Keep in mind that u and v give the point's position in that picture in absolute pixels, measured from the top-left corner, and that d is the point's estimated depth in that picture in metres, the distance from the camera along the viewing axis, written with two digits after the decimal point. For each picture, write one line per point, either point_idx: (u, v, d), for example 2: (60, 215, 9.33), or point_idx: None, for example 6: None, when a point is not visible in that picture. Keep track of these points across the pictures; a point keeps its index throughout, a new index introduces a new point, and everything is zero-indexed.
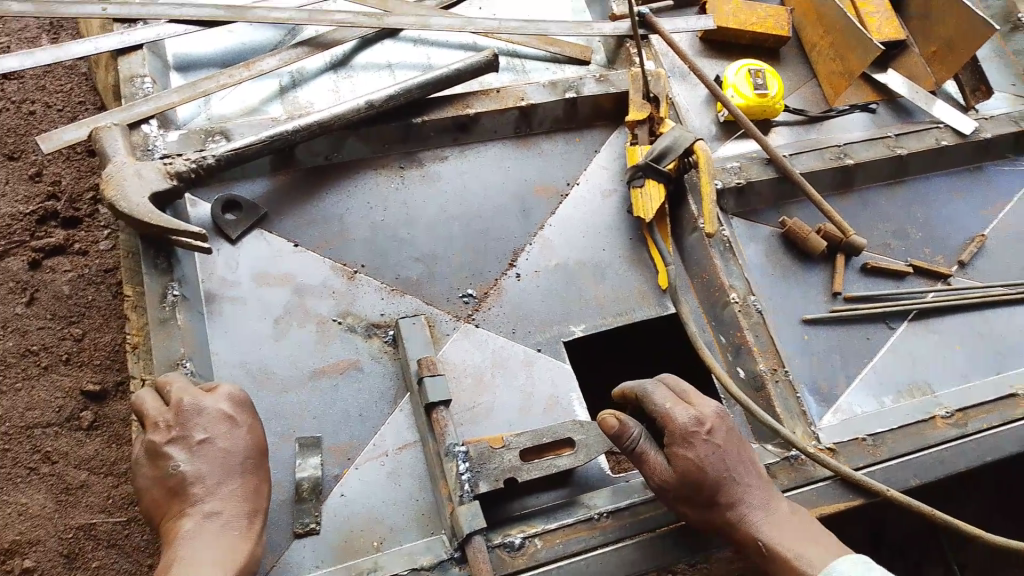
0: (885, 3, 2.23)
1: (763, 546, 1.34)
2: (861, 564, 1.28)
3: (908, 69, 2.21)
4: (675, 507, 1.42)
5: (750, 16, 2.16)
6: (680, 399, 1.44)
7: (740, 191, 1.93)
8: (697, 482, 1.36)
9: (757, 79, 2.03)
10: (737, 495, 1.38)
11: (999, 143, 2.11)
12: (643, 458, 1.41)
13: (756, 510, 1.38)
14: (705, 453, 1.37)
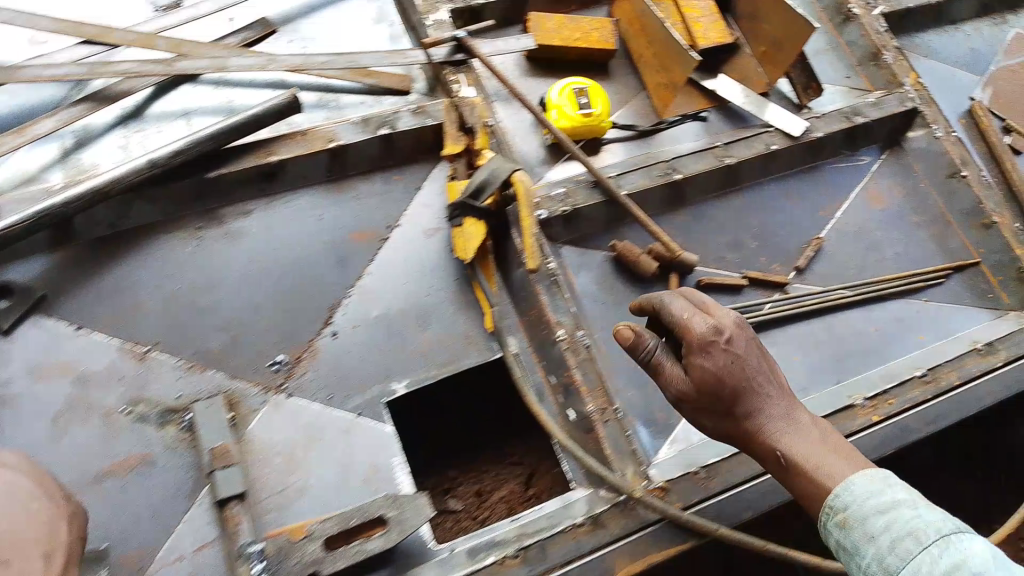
0: (710, 2, 2.19)
1: (782, 458, 1.28)
2: (878, 477, 1.18)
3: (738, 73, 2.20)
4: (696, 418, 1.39)
5: (574, 31, 2.09)
6: (696, 307, 1.39)
7: (567, 218, 1.87)
8: (712, 392, 1.32)
9: (581, 99, 2.00)
10: (759, 404, 1.32)
11: (832, 140, 2.10)
12: (660, 370, 1.38)
13: (777, 420, 1.32)
14: (721, 361, 1.31)
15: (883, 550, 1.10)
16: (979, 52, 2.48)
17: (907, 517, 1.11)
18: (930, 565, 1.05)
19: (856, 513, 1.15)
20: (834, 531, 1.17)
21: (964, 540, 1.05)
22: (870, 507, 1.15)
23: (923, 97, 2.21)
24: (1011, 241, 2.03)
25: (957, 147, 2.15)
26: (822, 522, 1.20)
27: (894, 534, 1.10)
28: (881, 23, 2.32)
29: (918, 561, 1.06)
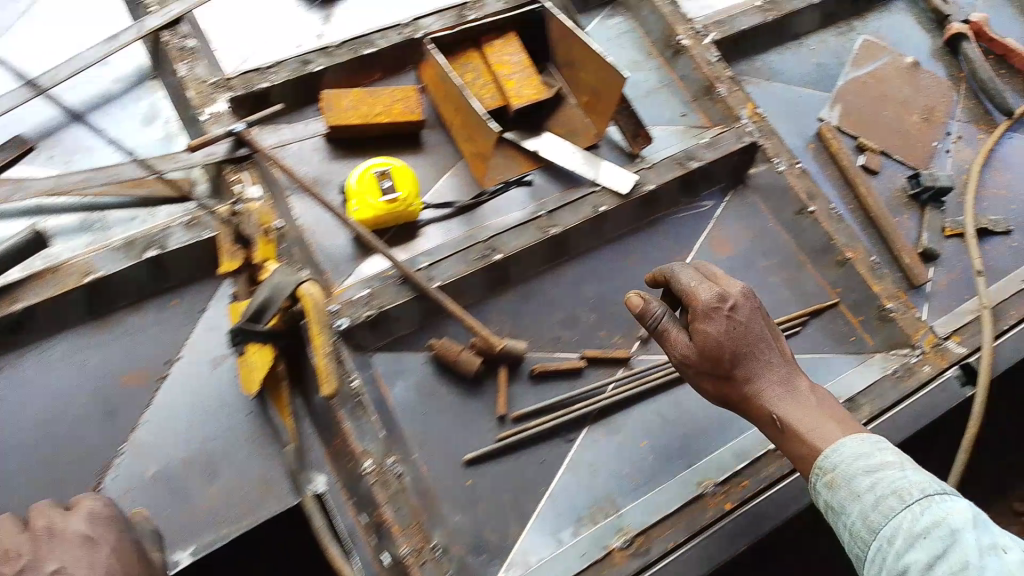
0: (524, 53, 2.02)
1: (778, 420, 1.40)
2: (867, 442, 1.30)
3: (562, 125, 2.06)
4: (696, 382, 1.50)
5: (375, 104, 1.91)
6: (702, 276, 1.49)
7: (374, 322, 1.67)
8: (716, 357, 1.43)
9: (383, 181, 1.79)
10: (758, 370, 1.43)
11: (667, 193, 1.99)
12: (666, 334, 1.49)
13: (772, 386, 1.44)
14: (724, 329, 1.42)
15: (867, 509, 1.22)
16: (826, 65, 2.30)
17: (892, 479, 1.23)
18: (910, 522, 1.17)
19: (845, 473, 1.28)
20: (825, 492, 1.29)
21: (943, 499, 1.17)
22: (859, 470, 1.27)
23: (763, 130, 2.08)
24: (865, 278, 1.91)
25: (802, 180, 2.02)
26: (814, 481, 1.32)
27: (879, 495, 1.22)
28: (713, 52, 2.17)
29: (899, 518, 1.18)
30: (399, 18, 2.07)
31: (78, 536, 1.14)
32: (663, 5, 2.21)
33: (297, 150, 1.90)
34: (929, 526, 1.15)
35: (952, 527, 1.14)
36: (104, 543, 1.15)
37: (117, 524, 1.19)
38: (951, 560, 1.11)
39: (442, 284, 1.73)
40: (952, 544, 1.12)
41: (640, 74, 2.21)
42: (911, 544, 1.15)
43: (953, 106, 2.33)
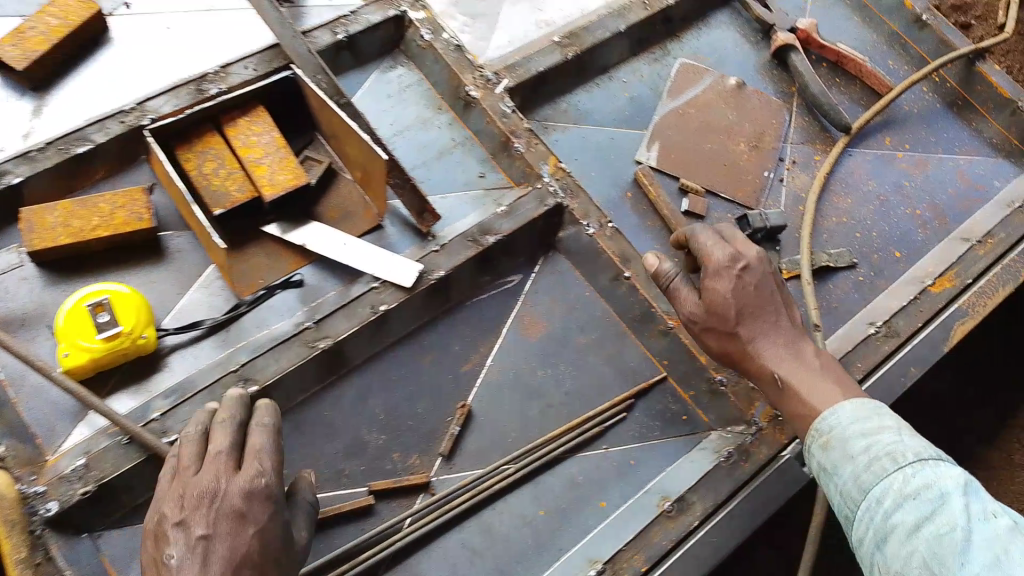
0: (275, 131, 1.76)
1: (779, 379, 1.50)
2: (866, 407, 1.36)
3: (337, 207, 1.80)
4: (703, 340, 1.60)
5: (90, 216, 1.61)
6: (716, 239, 1.61)
7: (93, 497, 1.36)
8: (721, 312, 1.54)
9: (99, 316, 1.49)
10: (760, 330, 1.54)
11: (460, 277, 1.74)
12: (677, 292, 1.61)
13: (774, 347, 1.54)
14: (732, 285, 1.54)
15: (859, 470, 1.27)
16: (640, 98, 2.08)
17: (888, 443, 1.27)
18: (902, 483, 1.21)
19: (840, 436, 1.34)
20: (822, 454, 1.35)
21: (937, 464, 1.20)
22: (855, 433, 1.32)
23: (568, 187, 1.85)
24: (691, 349, 1.71)
25: (613, 242, 1.80)
26: (812, 444, 1.38)
27: (873, 456, 1.26)
28: (507, 102, 1.92)
29: (891, 479, 1.22)
30: (127, 103, 1.79)
31: (230, 509, 1.21)
32: (445, 51, 1.95)
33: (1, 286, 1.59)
34: (919, 487, 1.18)
35: (942, 492, 1.17)
36: (251, 522, 1.21)
37: (273, 506, 1.25)
38: (936, 521, 1.14)
39: (179, 437, 1.42)
40: (941, 507, 1.15)
41: (431, 133, 1.94)
42: (900, 504, 1.19)
43: (786, 128, 2.09)
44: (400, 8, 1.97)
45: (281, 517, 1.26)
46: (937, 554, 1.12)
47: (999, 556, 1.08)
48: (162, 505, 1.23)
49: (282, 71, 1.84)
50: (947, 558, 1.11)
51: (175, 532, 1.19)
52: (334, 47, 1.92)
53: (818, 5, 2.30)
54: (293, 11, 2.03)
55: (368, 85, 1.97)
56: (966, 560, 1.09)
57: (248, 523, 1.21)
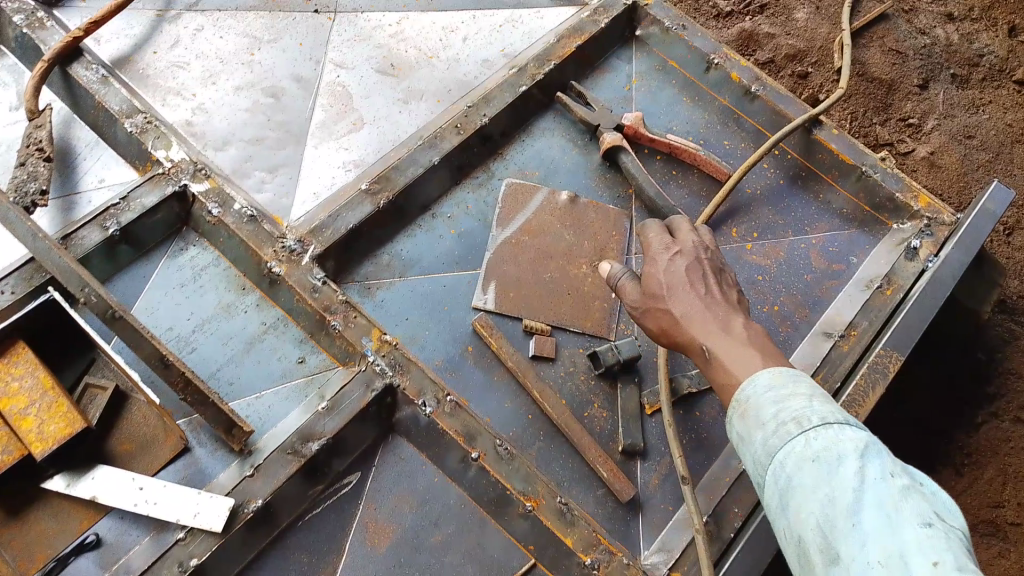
0: (40, 368, 1.52)
1: (707, 350, 1.46)
2: (783, 376, 1.30)
3: (130, 436, 1.57)
4: (645, 328, 1.60)
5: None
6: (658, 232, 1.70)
7: None
8: (657, 290, 1.59)
9: None
10: (692, 303, 1.54)
11: (284, 499, 1.53)
12: (622, 285, 1.66)
13: (706, 321, 1.50)
14: (665, 265, 1.61)
15: (768, 436, 1.21)
16: (469, 233, 1.91)
17: (797, 409, 1.21)
18: (804, 446, 1.15)
19: (756, 405, 1.27)
20: (739, 424, 1.29)
21: (840, 427, 1.13)
22: (768, 401, 1.26)
23: (395, 362, 1.66)
24: (554, 531, 1.53)
25: (454, 420, 1.61)
26: (732, 416, 1.32)
27: (781, 422, 1.20)
28: (318, 272, 1.72)
29: (794, 444, 1.16)
30: None
31: None
32: (239, 225, 1.74)
33: None
34: (819, 450, 1.12)
35: (841, 454, 1.10)
36: None
37: None
38: (831, 484, 1.07)
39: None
40: (837, 468, 1.08)
41: (236, 320, 1.72)
42: (800, 468, 1.12)
43: (628, 237, 1.97)
44: (179, 182, 1.76)
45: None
46: (830, 518, 1.05)
47: (890, 515, 1.01)
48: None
49: (46, 290, 1.59)
50: (840, 521, 1.04)
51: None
52: (107, 243, 1.68)
53: (644, 90, 2.21)
54: (62, 199, 1.80)
55: (156, 275, 1.74)
56: (858, 522, 1.02)
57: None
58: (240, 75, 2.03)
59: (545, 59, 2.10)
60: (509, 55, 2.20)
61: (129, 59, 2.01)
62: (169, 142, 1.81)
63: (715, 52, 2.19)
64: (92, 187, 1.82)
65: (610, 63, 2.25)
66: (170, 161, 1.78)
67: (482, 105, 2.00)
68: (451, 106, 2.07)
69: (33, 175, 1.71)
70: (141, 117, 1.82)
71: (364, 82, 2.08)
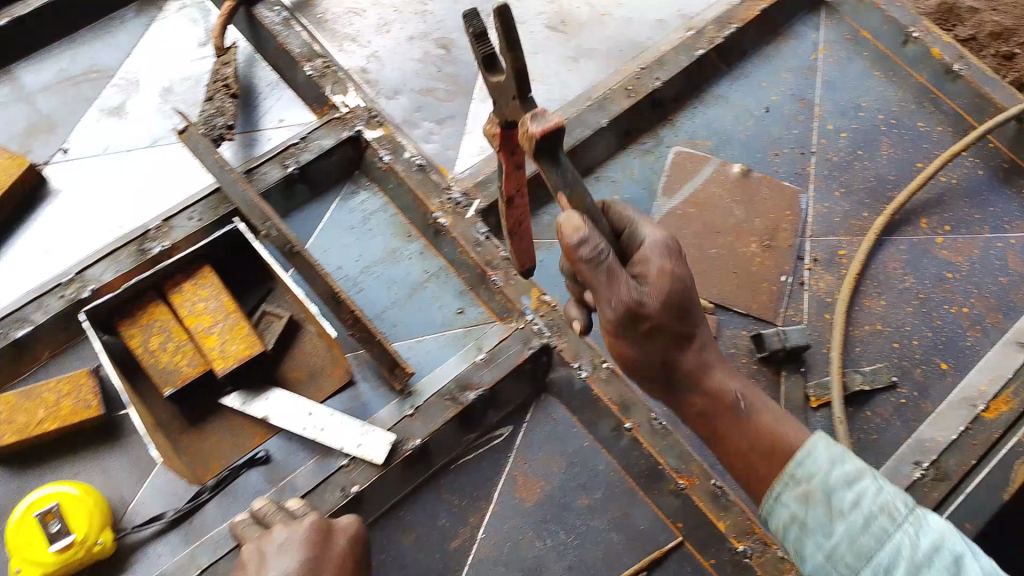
0: (224, 293, 1.61)
1: (741, 399, 1.18)
2: (834, 445, 1.07)
3: (301, 366, 1.62)
4: (639, 339, 1.12)
5: (35, 410, 1.54)
6: (676, 245, 1.13)
7: None
8: (678, 302, 1.11)
9: (50, 525, 1.44)
10: (709, 348, 1.20)
11: (441, 441, 1.55)
12: (616, 290, 1.05)
13: (720, 364, 1.21)
14: (676, 271, 1.11)
15: (854, 531, 0.99)
16: (633, 200, 1.84)
17: (874, 495, 1.00)
18: (911, 545, 0.96)
19: (819, 484, 1.04)
20: (794, 505, 1.06)
21: (936, 519, 0.97)
22: (833, 481, 1.03)
23: (554, 323, 1.63)
24: (706, 512, 1.46)
25: (610, 387, 1.57)
26: (777, 491, 1.09)
27: (867, 514, 0.99)
28: (481, 226, 1.72)
29: (897, 544, 0.96)
30: (64, 268, 1.69)
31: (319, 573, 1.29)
32: (408, 174, 1.77)
33: None
34: (931, 549, 0.94)
35: (954, 552, 0.94)
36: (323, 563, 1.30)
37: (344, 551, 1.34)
38: None
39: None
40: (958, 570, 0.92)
41: (401, 266, 1.76)
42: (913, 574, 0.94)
43: (804, 217, 1.85)
44: (355, 127, 1.81)
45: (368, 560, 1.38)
46: None
47: None
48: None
49: (230, 220, 1.69)
50: None
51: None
52: (285, 182, 1.74)
53: (832, 61, 2.07)
54: (245, 134, 1.88)
55: (328, 216, 1.80)
56: None
57: (349, 563, 1.32)
58: (414, 25, 2.05)
59: (726, 22, 2.01)
60: (686, 15, 2.10)
61: (309, 2, 2.06)
62: (345, 88, 1.85)
63: (916, 25, 2.05)
64: (273, 126, 1.89)
65: (794, 31, 2.12)
66: (347, 107, 1.83)
67: (656, 67, 1.93)
68: (622, 66, 2.00)
69: (220, 110, 1.83)
70: (320, 61, 1.88)
71: (534, 38, 2.05)
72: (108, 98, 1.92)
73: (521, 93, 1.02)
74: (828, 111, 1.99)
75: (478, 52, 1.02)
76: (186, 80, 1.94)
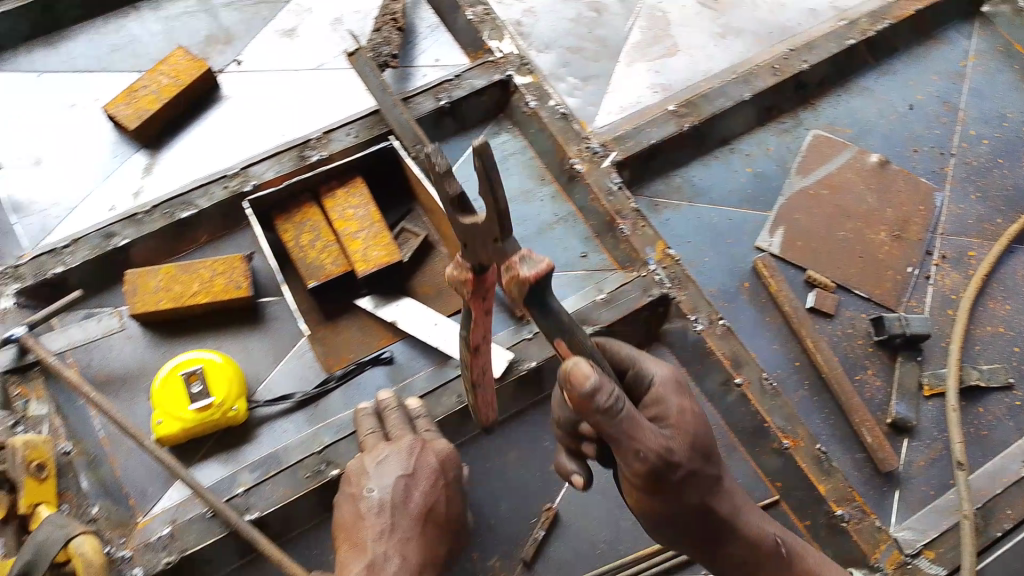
0: (372, 204, 1.73)
1: (781, 543, 1.19)
2: None
3: (430, 283, 1.74)
4: (665, 491, 1.07)
5: (192, 282, 1.67)
6: (681, 381, 1.17)
7: (177, 567, 1.46)
8: (703, 445, 1.11)
9: (193, 386, 1.56)
10: (736, 493, 1.19)
11: (555, 369, 1.63)
12: (637, 439, 1.00)
13: (747, 507, 1.19)
14: (692, 416, 1.11)
15: None
16: (766, 175, 1.88)
17: None
18: None
19: None
20: None
21: None
22: None
23: (676, 277, 1.68)
24: (808, 474, 1.50)
25: (724, 343, 1.61)
26: None
27: None
28: (614, 177, 1.78)
29: None
30: (228, 165, 1.84)
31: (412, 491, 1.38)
32: (551, 121, 1.84)
33: (109, 349, 1.67)
34: None
35: None
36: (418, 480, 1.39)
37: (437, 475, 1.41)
38: None
39: (259, 515, 1.47)
40: None
41: (532, 207, 1.85)
42: None
43: (937, 214, 1.86)
44: (506, 71, 1.89)
45: (460, 479, 1.46)
46: None
47: None
48: (359, 507, 1.36)
49: (383, 139, 1.81)
50: None
51: (376, 520, 1.34)
52: (436, 114, 1.85)
53: (980, 70, 2.07)
54: (401, 69, 1.99)
55: (472, 150, 1.91)
56: None
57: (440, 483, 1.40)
58: None
59: (879, 18, 2.03)
60: (837, 8, 2.13)
61: None
62: (502, 35, 1.95)
63: None
64: (428, 65, 2.01)
65: (946, 36, 2.12)
66: (501, 52, 1.92)
67: (805, 51, 1.96)
68: (769, 48, 2.04)
69: (387, 40, 1.92)
70: (481, 9, 1.99)
71: (685, 12, 2.11)
72: (283, 21, 2.07)
73: (503, 233, 0.94)
74: (972, 116, 1.99)
75: (449, 195, 0.94)
76: (357, 13, 2.09)
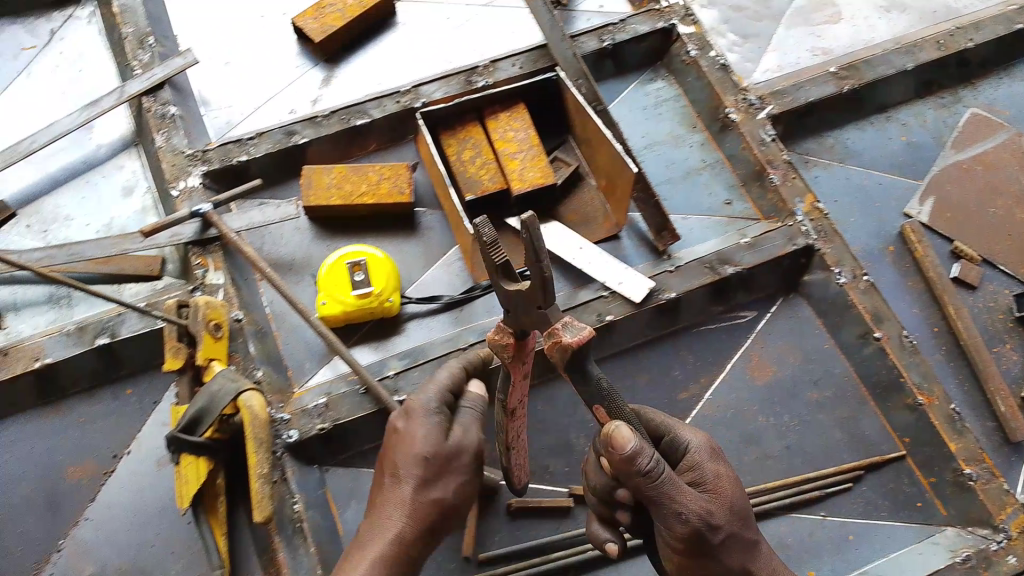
0: (531, 129, 1.81)
1: None
2: None
3: (577, 211, 1.82)
4: (704, 555, 1.13)
5: (360, 183, 1.79)
6: (715, 449, 1.23)
7: (328, 435, 1.57)
8: (740, 512, 1.17)
9: (356, 275, 1.67)
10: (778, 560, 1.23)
11: (690, 305, 1.67)
12: (675, 497, 1.07)
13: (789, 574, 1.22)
14: (730, 484, 1.18)
15: None
16: (919, 146, 1.89)
17: None
18: None
19: None
20: None
21: None
22: None
23: (822, 230, 1.71)
24: (941, 432, 1.52)
25: (866, 298, 1.64)
26: None
27: None
28: (768, 130, 1.82)
29: None
30: (399, 84, 1.96)
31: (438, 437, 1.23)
32: (710, 71, 1.90)
33: (280, 236, 1.81)
34: None
35: None
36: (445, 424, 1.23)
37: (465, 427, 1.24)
38: None
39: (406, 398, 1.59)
40: None
41: (682, 151, 1.90)
42: None
43: None
44: (670, 20, 1.96)
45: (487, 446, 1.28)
46: None
47: None
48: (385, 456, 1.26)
49: (546, 72, 1.90)
50: None
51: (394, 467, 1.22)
52: (598, 54, 1.93)
53: None
54: (567, 11, 2.07)
55: (629, 92, 1.97)
56: None
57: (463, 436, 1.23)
58: None
59: None
60: None
61: None
62: None
63: None
64: (592, 10, 2.08)
65: None
66: (667, 2, 1.98)
67: (973, 30, 1.95)
68: (934, 25, 2.04)
69: None
70: None
71: None
72: None
73: (547, 303, 1.00)
74: None
75: (493, 266, 1.00)
76: None
